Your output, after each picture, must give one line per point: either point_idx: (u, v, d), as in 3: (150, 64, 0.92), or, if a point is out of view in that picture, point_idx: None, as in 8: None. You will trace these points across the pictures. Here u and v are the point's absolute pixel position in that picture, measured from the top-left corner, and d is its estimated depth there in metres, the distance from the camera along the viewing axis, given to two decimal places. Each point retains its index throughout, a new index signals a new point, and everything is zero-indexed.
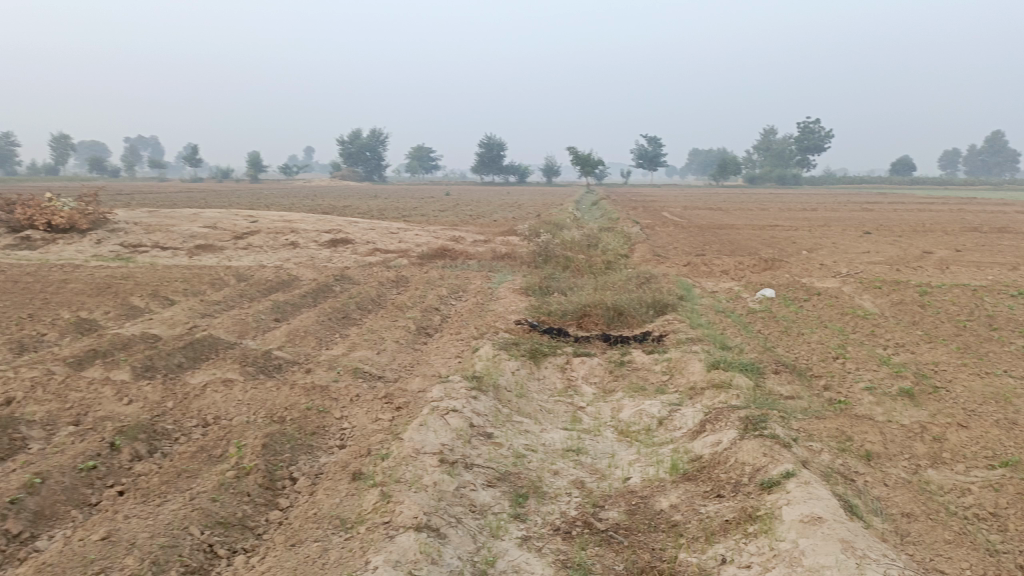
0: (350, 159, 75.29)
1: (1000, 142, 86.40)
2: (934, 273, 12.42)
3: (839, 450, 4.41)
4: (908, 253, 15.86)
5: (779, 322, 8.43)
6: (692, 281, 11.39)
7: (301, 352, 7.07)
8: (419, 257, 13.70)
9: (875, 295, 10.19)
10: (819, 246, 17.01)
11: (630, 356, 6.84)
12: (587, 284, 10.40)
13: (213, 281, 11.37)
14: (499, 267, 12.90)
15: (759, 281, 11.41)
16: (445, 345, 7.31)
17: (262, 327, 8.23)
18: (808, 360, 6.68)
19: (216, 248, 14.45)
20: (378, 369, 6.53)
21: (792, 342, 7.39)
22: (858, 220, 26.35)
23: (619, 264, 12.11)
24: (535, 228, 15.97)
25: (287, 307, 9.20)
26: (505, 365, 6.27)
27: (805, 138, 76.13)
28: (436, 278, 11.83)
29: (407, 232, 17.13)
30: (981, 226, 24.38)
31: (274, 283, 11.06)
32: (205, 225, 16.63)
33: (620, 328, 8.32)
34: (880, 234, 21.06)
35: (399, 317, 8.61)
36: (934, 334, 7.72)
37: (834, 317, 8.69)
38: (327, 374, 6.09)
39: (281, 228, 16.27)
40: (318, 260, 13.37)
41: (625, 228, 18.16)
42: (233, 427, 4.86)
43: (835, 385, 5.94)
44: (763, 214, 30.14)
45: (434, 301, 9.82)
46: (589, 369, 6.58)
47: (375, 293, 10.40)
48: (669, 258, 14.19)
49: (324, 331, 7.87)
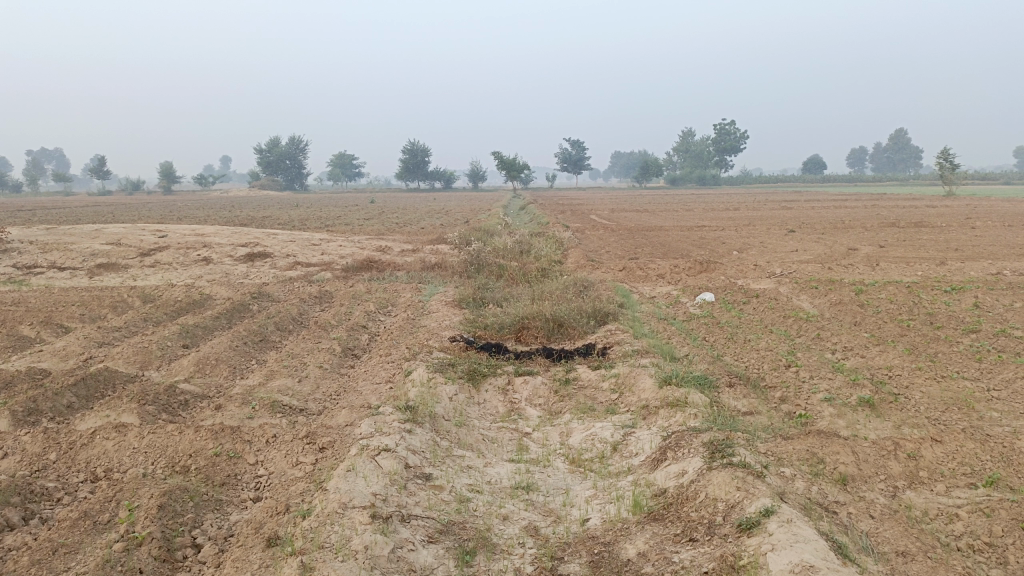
0: (270, 169, 73.08)
1: (904, 140, 90.65)
2: (865, 271, 12.48)
3: (813, 475, 4.05)
4: (835, 250, 16.02)
5: (723, 327, 8.14)
6: (629, 286, 11.08)
7: (212, 384, 6.35)
8: (344, 269, 12.98)
9: (813, 295, 10.07)
10: (749, 246, 17.04)
11: (575, 372, 6.39)
12: (523, 293, 9.94)
13: (115, 304, 10.43)
14: (429, 278, 12.32)
15: (697, 285, 11.18)
16: (374, 368, 6.71)
17: (169, 356, 7.45)
18: (760, 369, 6.38)
19: (121, 267, 13.38)
20: (300, 400, 5.88)
21: (741, 349, 7.09)
22: (781, 219, 26.76)
23: (554, 271, 11.69)
24: (465, 236, 15.45)
25: (197, 331, 8.40)
26: (441, 391, 5.71)
27: (723, 140, 78.09)
28: (362, 292, 11.16)
29: (330, 243, 16.34)
30: (898, 221, 25.09)
31: (184, 304, 10.19)
32: (108, 242, 15.47)
33: (560, 341, 7.87)
34: (805, 232, 21.38)
35: (323, 338, 7.94)
36: (880, 335, 7.56)
37: (777, 320, 8.47)
38: (240, 410, 5.41)
39: (193, 243, 15.24)
40: (233, 277, 12.49)
41: (556, 233, 17.80)
42: (126, 483, 4.14)
43: (792, 397, 5.62)
44: (689, 213, 30.45)
45: (361, 318, 9.19)
46: (532, 390, 6.09)
47: (296, 311, 9.67)
48: (603, 263, 13.88)
49: (239, 358, 7.15)
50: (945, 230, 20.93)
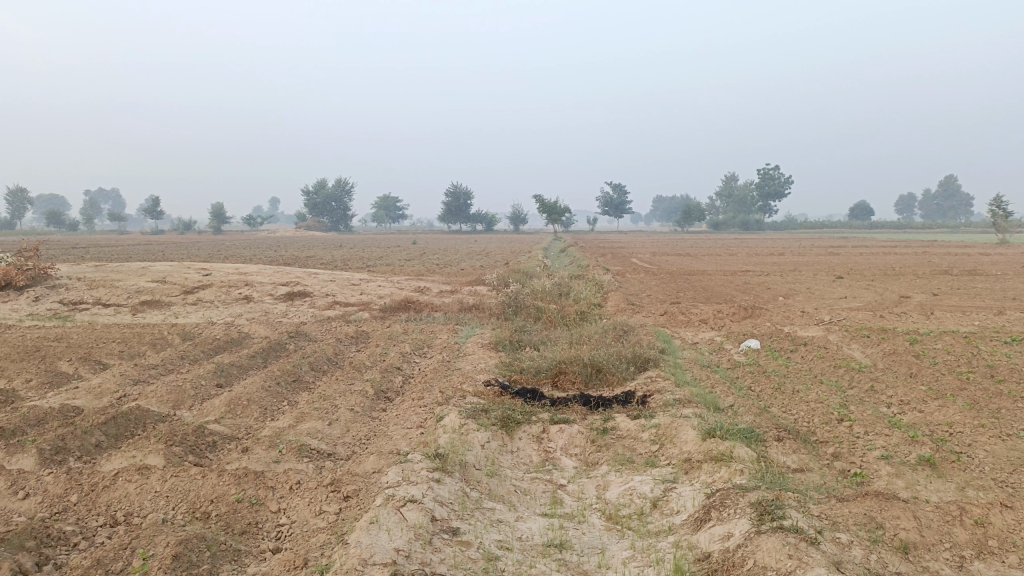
0: (315, 210, 74.51)
1: (954, 186, 88.81)
2: (918, 319, 11.98)
3: (871, 542, 3.72)
4: (886, 298, 15.49)
5: (770, 376, 7.80)
6: (671, 332, 10.78)
7: (242, 425, 6.24)
8: (381, 309, 12.93)
9: (864, 344, 9.66)
10: (795, 292, 16.59)
11: (613, 421, 6.13)
12: (561, 337, 9.72)
13: (155, 341, 10.48)
14: (466, 319, 12.19)
15: (741, 331, 10.83)
16: (406, 412, 6.53)
17: (202, 395, 7.38)
18: (810, 422, 6.04)
19: (163, 304, 13.54)
20: (328, 444, 5.72)
21: (789, 401, 6.74)
22: (828, 265, 26.12)
23: (593, 315, 11.46)
24: (504, 278, 15.33)
25: (232, 370, 8.35)
26: (473, 438, 5.50)
27: (767, 184, 77.44)
28: (399, 333, 11.05)
29: (369, 283, 16.37)
30: (952, 268, 24.29)
31: (222, 342, 10.19)
32: (153, 280, 15.72)
33: (599, 387, 7.61)
34: (853, 278, 20.81)
35: (356, 379, 7.81)
36: (938, 388, 7.14)
37: (827, 371, 8.09)
38: (266, 454, 5.27)
39: (235, 281, 15.39)
40: (272, 315, 12.52)
41: (596, 276, 17.57)
42: (144, 529, 4.00)
43: (846, 455, 5.27)
44: (733, 258, 30.00)
45: (396, 359, 9.05)
46: (568, 439, 5.84)
47: (331, 351, 9.59)
48: (644, 307, 13.59)
49: (271, 399, 7.04)
50: (1003, 279, 20.17)
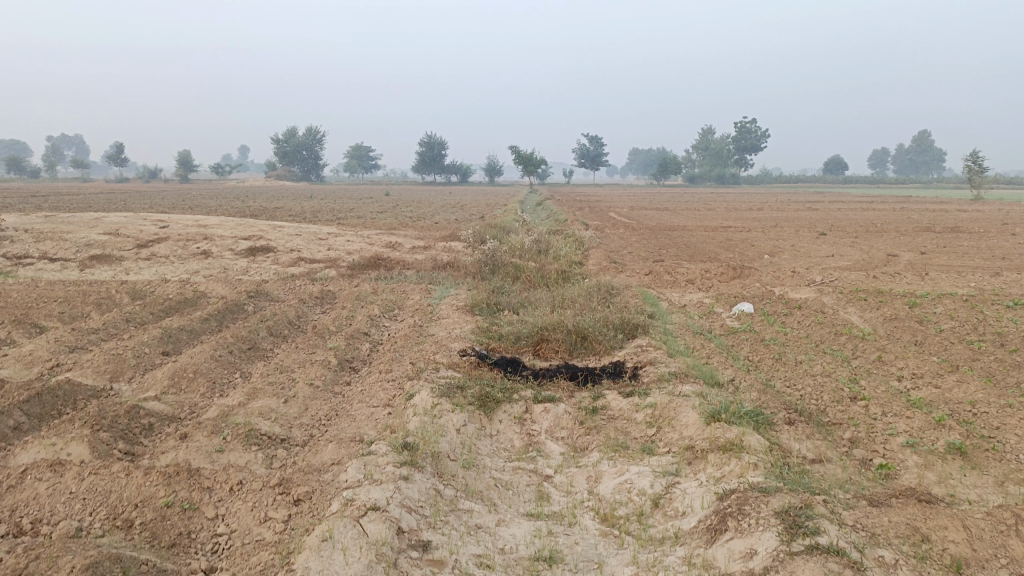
0: (286, 159, 72.50)
1: (929, 143, 88.95)
2: (912, 280, 11.48)
3: (917, 560, 3.14)
4: (874, 256, 15.00)
5: (768, 344, 7.23)
6: (657, 293, 10.17)
7: (186, 406, 5.52)
8: (349, 266, 12.16)
9: (862, 307, 9.13)
10: (780, 249, 16.06)
11: (604, 399, 5.51)
12: (542, 299, 9.07)
13: (100, 301, 9.64)
14: (440, 278, 11.46)
15: (731, 292, 10.23)
16: (373, 387, 5.85)
17: (145, 365, 6.62)
18: (819, 401, 5.48)
19: (115, 259, 12.62)
20: (282, 428, 5.04)
21: (793, 375, 6.17)
22: (809, 221, 25.60)
23: (575, 275, 10.80)
24: (480, 233, 14.59)
25: (181, 335, 7.59)
26: (447, 422, 4.85)
27: (744, 138, 76.88)
28: (367, 293, 10.30)
29: (338, 238, 15.53)
30: (935, 225, 23.89)
31: (174, 302, 9.38)
32: (106, 232, 14.75)
33: (585, 357, 6.98)
34: (837, 235, 20.38)
35: (317, 347, 7.09)
36: (952, 360, 6.61)
37: (828, 339, 7.53)
38: (207, 442, 4.57)
39: (193, 235, 14.45)
40: (231, 273, 11.68)
41: (574, 232, 16.82)
42: (51, 543, 3.30)
43: (865, 441, 4.73)
44: (713, 213, 29.47)
45: (364, 323, 8.33)
46: (554, 420, 5.21)
47: (293, 313, 8.83)
48: (627, 265, 12.95)
49: (221, 371, 6.31)
50: (988, 236, 19.79)
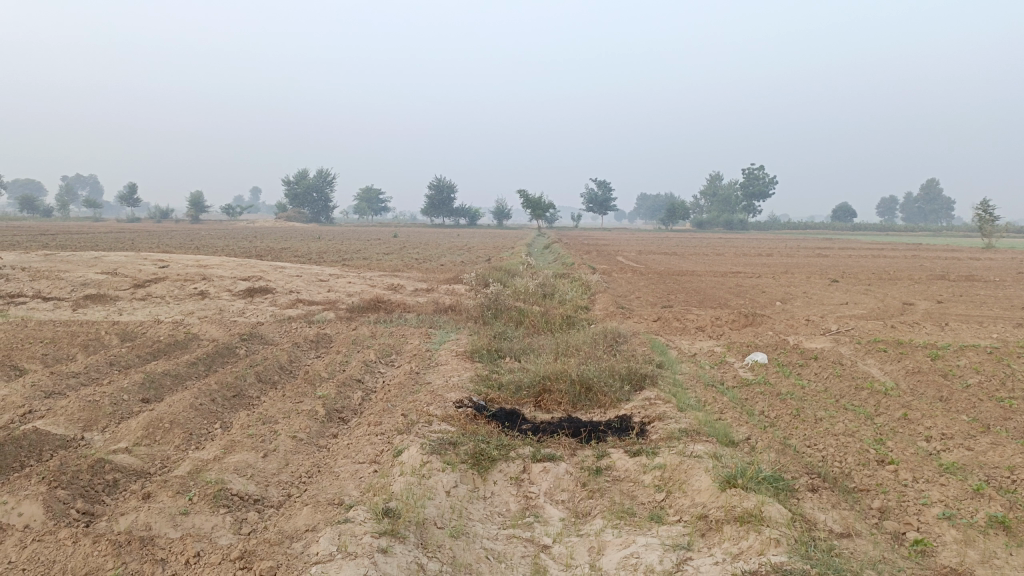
0: (296, 201, 72.88)
1: (937, 191, 88.92)
2: (932, 331, 11.04)
3: None
4: (889, 304, 14.59)
5: (785, 398, 6.80)
6: (666, 341, 9.77)
7: (157, 461, 5.12)
8: (349, 309, 11.82)
9: (881, 359, 8.70)
10: (792, 296, 15.66)
11: (609, 458, 5.08)
12: (545, 346, 8.68)
13: (87, 342, 9.30)
14: (441, 322, 11.09)
15: (743, 341, 9.81)
16: (360, 441, 5.44)
17: (121, 413, 6.23)
18: (843, 464, 5.04)
19: (110, 299, 12.32)
20: (257, 486, 4.63)
21: (813, 433, 5.73)
22: (821, 268, 25.23)
23: (580, 321, 10.42)
24: (484, 276, 14.26)
25: (164, 380, 7.22)
26: (436, 483, 4.44)
27: (752, 184, 77.03)
28: (365, 337, 9.93)
29: (340, 279, 15.23)
30: (948, 274, 23.47)
31: (162, 345, 9.04)
32: (104, 271, 14.50)
33: (588, 410, 6.56)
34: (850, 282, 19.98)
35: (305, 395, 6.69)
36: (983, 418, 6.16)
37: (848, 393, 7.10)
38: (171, 503, 4.17)
39: (192, 275, 14.17)
40: (227, 314, 11.34)
41: (581, 276, 16.47)
42: None
43: (896, 512, 4.29)
44: (722, 258, 29.19)
45: (358, 369, 7.94)
46: (554, 481, 4.78)
47: (285, 358, 8.46)
48: (635, 311, 12.57)
49: (200, 421, 5.91)
50: (1005, 285, 19.35)
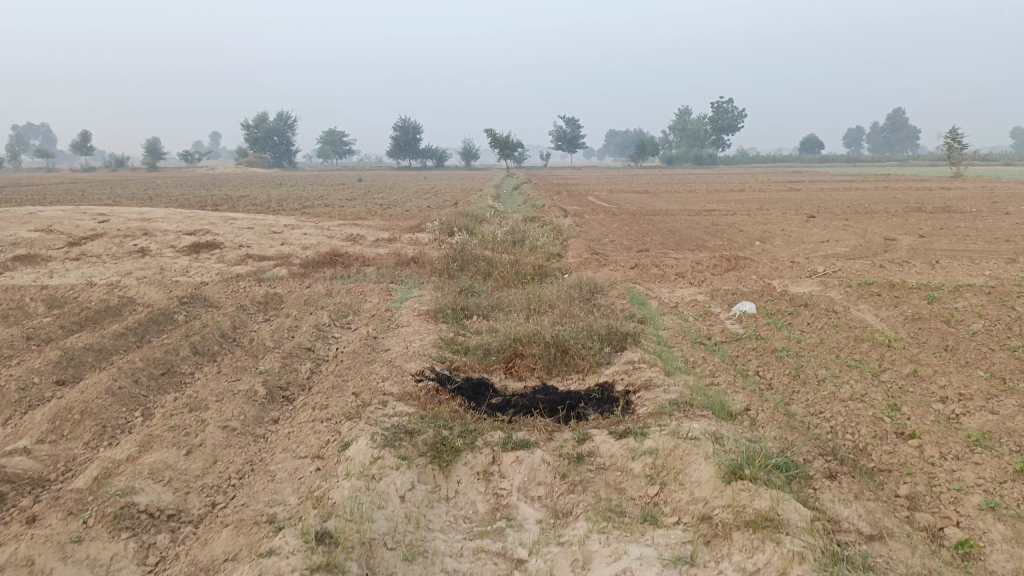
0: (258, 145, 70.34)
1: (904, 120, 88.70)
2: (922, 269, 10.45)
3: None
4: (871, 241, 14.02)
5: (781, 354, 6.15)
6: (645, 291, 9.06)
7: (60, 465, 4.32)
8: (302, 264, 10.93)
9: (877, 304, 8.09)
10: (771, 235, 15.04)
11: (592, 441, 4.38)
12: (516, 301, 7.92)
13: (7, 312, 8.32)
14: (403, 276, 10.25)
15: (727, 288, 9.14)
16: (303, 430, 4.68)
17: (29, 400, 5.37)
18: (858, 439, 4.41)
19: (40, 260, 11.25)
20: (175, 496, 3.87)
21: (818, 399, 5.08)
22: (795, 203, 24.59)
23: (552, 271, 9.66)
24: (450, 223, 13.39)
25: (85, 357, 6.35)
26: (389, 487, 3.71)
27: (720, 117, 76.00)
28: (319, 296, 9.07)
29: (295, 230, 14.25)
30: (924, 205, 22.96)
31: (91, 312, 8.11)
32: (37, 228, 13.34)
33: (565, 376, 5.86)
34: (827, 217, 19.41)
35: (244, 371, 5.88)
36: (1003, 374, 5.56)
37: (848, 346, 6.47)
38: (60, 529, 3.39)
39: (133, 230, 13.10)
40: (168, 274, 10.37)
41: (552, 219, 15.61)
42: None
43: (930, 503, 3.67)
44: (695, 195, 28.47)
45: (308, 335, 7.12)
46: (529, 474, 4.08)
47: (228, 324, 7.61)
48: (610, 256, 11.85)
49: (118, 410, 5.09)
50: (984, 216, 18.89)
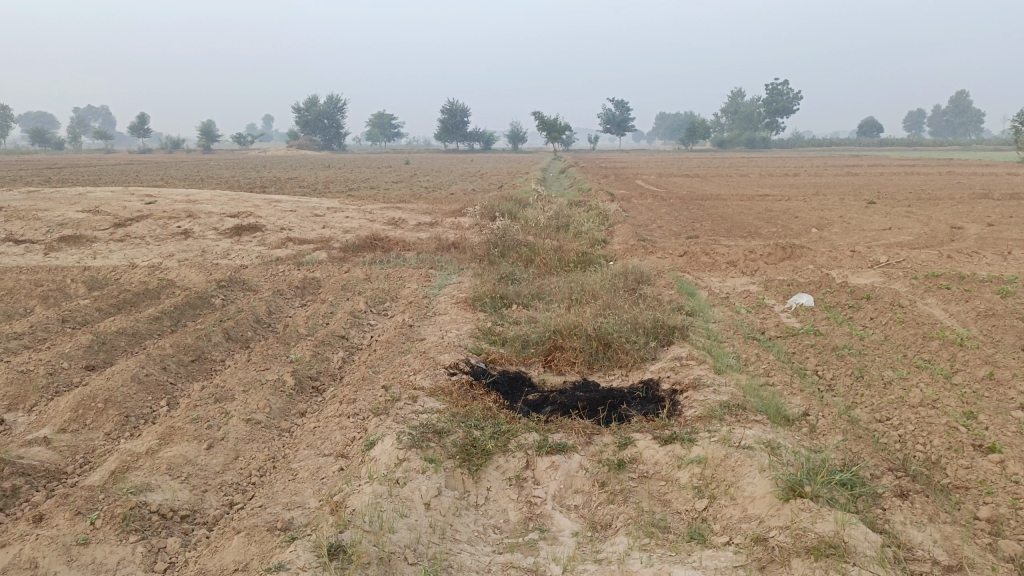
0: (308, 128, 70.94)
1: (969, 103, 85.17)
2: (994, 261, 9.78)
3: None
4: (936, 229, 13.29)
5: (841, 353, 5.72)
6: (694, 280, 8.64)
7: (79, 457, 4.16)
8: (342, 247, 10.77)
9: (946, 299, 7.55)
10: (828, 222, 14.38)
11: (634, 447, 4.06)
12: (558, 290, 7.60)
13: (48, 293, 8.31)
14: (443, 262, 10.01)
15: (782, 279, 8.67)
16: (329, 426, 4.45)
17: (57, 386, 5.27)
18: (930, 452, 3.99)
19: (86, 241, 11.31)
20: (191, 494, 3.67)
21: (884, 404, 4.66)
22: (853, 188, 23.65)
23: (597, 258, 9.30)
24: (493, 207, 13.10)
25: (118, 341, 6.25)
26: (413, 494, 3.45)
27: (774, 100, 73.97)
28: (357, 282, 8.88)
29: (338, 213, 14.12)
30: (992, 192, 21.85)
31: (129, 295, 8.04)
32: (85, 209, 13.45)
33: (607, 372, 5.54)
34: (888, 204, 18.55)
35: (274, 360, 5.69)
36: None
37: (914, 344, 6.00)
38: (67, 530, 3.21)
39: (178, 212, 13.12)
40: (209, 257, 10.30)
41: (598, 204, 15.19)
42: None
43: (1015, 530, 3.26)
44: (747, 180, 27.64)
45: (343, 322, 6.91)
46: (565, 481, 3.78)
47: (264, 309, 7.46)
48: (658, 243, 11.42)
49: (144, 399, 4.94)
50: None
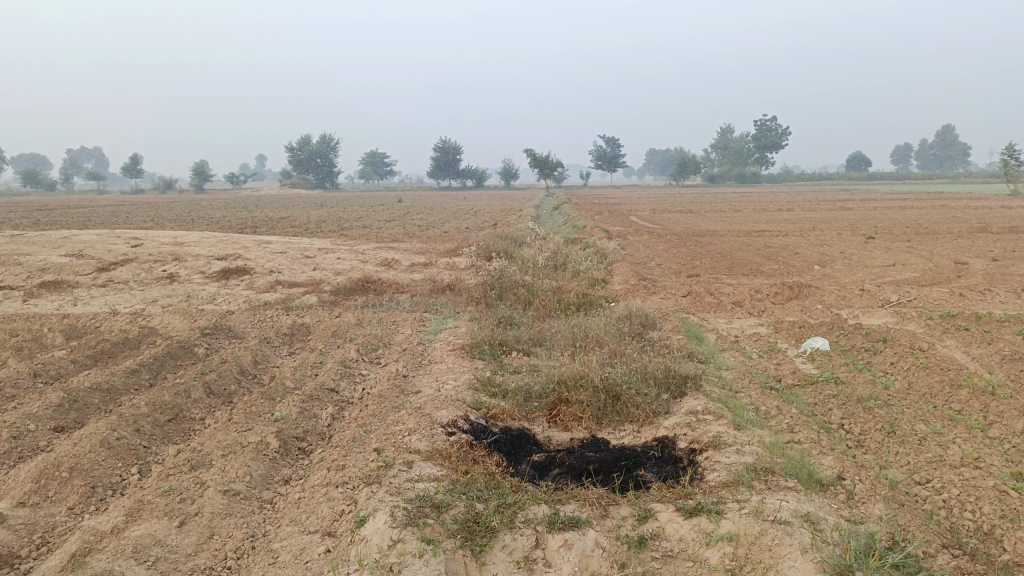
0: (300, 167, 70.98)
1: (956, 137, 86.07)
2: (1007, 299, 9.45)
3: None
4: (941, 265, 13.01)
5: (867, 404, 5.33)
6: (700, 323, 8.27)
7: (35, 537, 3.72)
8: (333, 291, 10.39)
9: (967, 341, 7.18)
10: (830, 259, 14.08)
11: (655, 520, 3.66)
12: (559, 335, 7.21)
13: (22, 344, 7.89)
14: (437, 305, 9.62)
15: (791, 320, 8.31)
16: (315, 497, 4.03)
17: (20, 452, 4.83)
18: (983, 522, 3.59)
19: (67, 286, 10.90)
20: None
21: (922, 464, 4.26)
22: (850, 222, 23.48)
23: (597, 300, 8.94)
24: (489, 247, 12.77)
25: (90, 398, 5.81)
26: None
27: (764, 136, 74.54)
28: (348, 328, 8.48)
29: (329, 254, 13.75)
30: (990, 225, 21.67)
31: (107, 346, 7.62)
32: (68, 253, 13.05)
33: (617, 428, 5.14)
34: (888, 238, 18.31)
35: (258, 419, 5.26)
36: None
37: (943, 392, 5.62)
38: None
39: (164, 255, 12.74)
40: (194, 303, 9.90)
41: (595, 241, 14.90)
42: None
43: None
44: (743, 215, 27.46)
45: (333, 373, 6.50)
46: (580, 562, 3.37)
47: (249, 359, 7.04)
48: (659, 283, 11.08)
49: (113, 466, 4.51)
50: None
